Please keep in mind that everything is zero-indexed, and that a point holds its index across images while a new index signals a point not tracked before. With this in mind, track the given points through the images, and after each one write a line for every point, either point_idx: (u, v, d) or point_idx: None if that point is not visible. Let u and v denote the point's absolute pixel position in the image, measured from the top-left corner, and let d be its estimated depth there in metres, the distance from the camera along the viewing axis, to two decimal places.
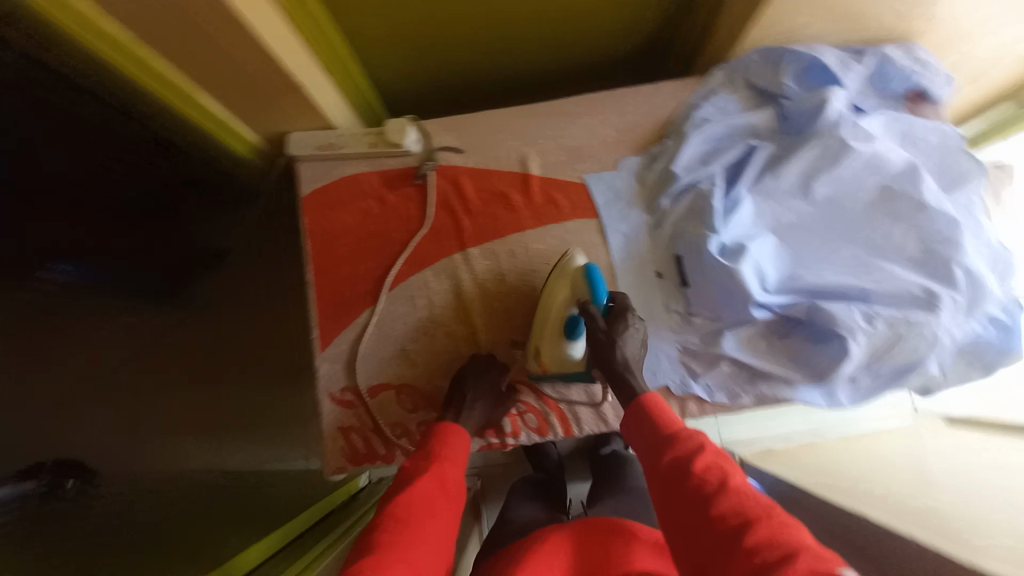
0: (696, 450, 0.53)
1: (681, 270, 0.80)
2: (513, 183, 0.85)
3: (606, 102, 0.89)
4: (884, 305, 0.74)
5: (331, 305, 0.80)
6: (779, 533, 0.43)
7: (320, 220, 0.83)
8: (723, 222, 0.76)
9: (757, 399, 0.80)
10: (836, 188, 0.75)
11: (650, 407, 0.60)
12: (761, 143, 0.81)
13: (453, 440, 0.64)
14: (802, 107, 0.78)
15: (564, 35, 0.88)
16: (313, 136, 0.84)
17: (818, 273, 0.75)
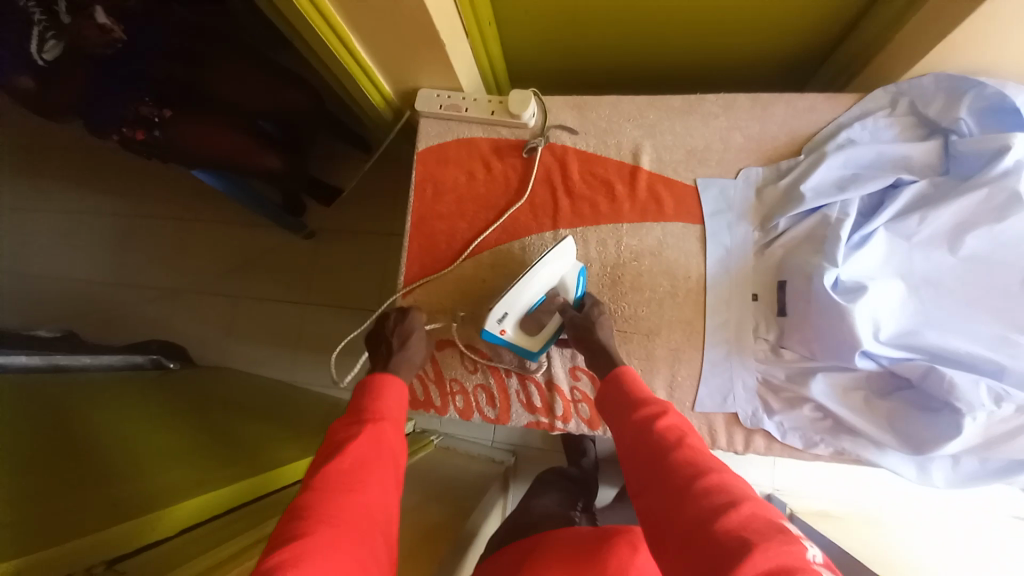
0: (660, 413, 0.54)
1: (782, 297, 0.74)
2: (619, 174, 0.83)
3: (744, 104, 0.81)
4: (1017, 388, 0.64)
5: (423, 256, 0.87)
6: (728, 485, 0.45)
7: (430, 176, 0.89)
8: (846, 256, 0.69)
9: (834, 451, 0.73)
10: (991, 247, 0.66)
11: (623, 381, 0.60)
12: (913, 180, 0.71)
13: (386, 392, 0.63)
14: (975, 148, 0.67)
15: (716, 27, 0.82)
16: (440, 95, 0.88)
17: (946, 336, 0.67)
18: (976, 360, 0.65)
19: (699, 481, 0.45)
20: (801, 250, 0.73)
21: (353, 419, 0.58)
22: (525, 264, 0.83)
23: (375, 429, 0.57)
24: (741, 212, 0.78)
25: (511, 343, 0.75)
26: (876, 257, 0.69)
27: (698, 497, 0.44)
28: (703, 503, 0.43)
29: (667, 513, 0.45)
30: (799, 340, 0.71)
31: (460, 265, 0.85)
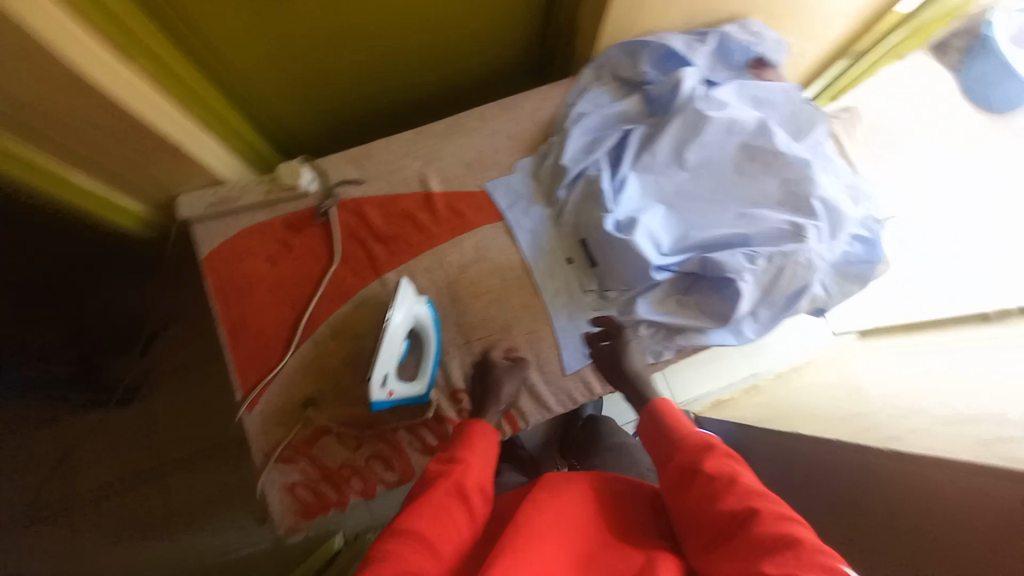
0: (705, 448, 0.59)
1: (588, 251, 0.85)
2: (417, 204, 0.87)
3: (494, 111, 0.93)
4: (763, 245, 0.81)
5: (253, 359, 0.80)
6: (778, 518, 0.47)
7: (229, 278, 0.82)
8: (614, 201, 0.83)
9: (677, 352, 0.88)
10: (704, 153, 0.84)
11: (665, 415, 0.68)
12: (634, 126, 0.88)
13: (483, 443, 0.65)
14: (662, 89, 0.87)
15: (443, 55, 0.91)
16: (203, 194, 0.83)
17: (706, 230, 0.83)
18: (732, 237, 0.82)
19: (731, 493, 0.52)
20: (584, 209, 0.85)
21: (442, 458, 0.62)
22: (365, 321, 0.80)
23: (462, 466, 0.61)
24: (528, 197, 0.89)
25: (401, 399, 0.75)
26: (634, 193, 0.85)
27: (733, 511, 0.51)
28: (738, 514, 0.50)
29: (722, 552, 0.49)
30: (614, 280, 0.83)
31: (297, 350, 0.80)
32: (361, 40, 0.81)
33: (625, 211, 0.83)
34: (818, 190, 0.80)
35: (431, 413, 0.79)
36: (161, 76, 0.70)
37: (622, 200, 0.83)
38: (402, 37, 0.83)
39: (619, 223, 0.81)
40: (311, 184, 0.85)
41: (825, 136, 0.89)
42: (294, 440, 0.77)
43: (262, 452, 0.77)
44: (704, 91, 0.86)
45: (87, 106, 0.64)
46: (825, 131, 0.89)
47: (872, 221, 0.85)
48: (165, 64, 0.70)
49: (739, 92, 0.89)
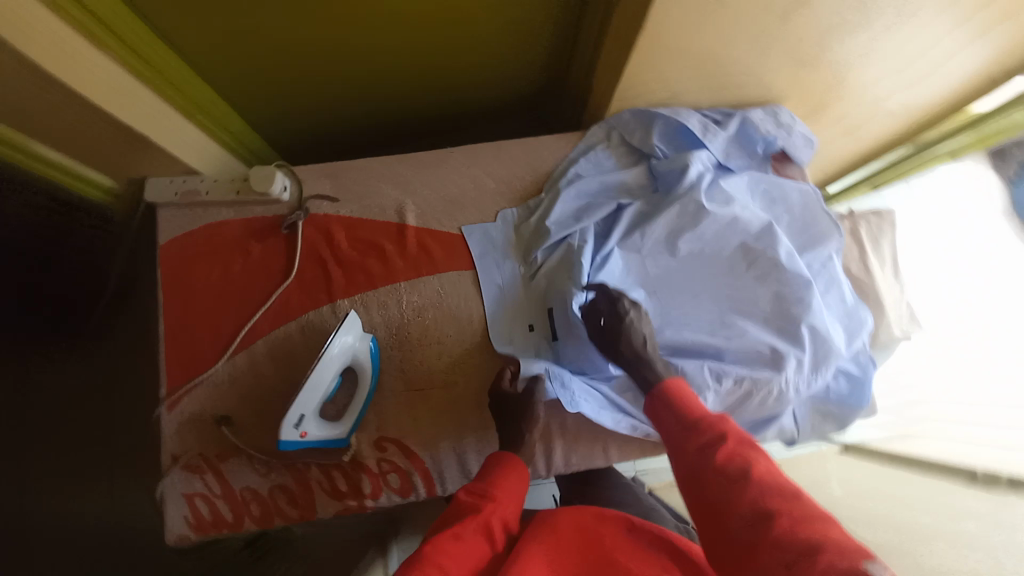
0: (719, 438, 0.58)
1: (551, 321, 0.80)
2: (388, 234, 0.83)
3: (487, 151, 0.89)
4: (736, 364, 0.76)
5: (186, 362, 0.77)
6: (801, 526, 0.46)
7: (179, 272, 0.80)
8: (591, 278, 0.78)
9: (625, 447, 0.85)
10: (699, 245, 0.78)
11: (677, 397, 0.66)
12: (631, 200, 0.83)
13: (511, 480, 0.64)
14: (669, 168, 0.81)
15: (446, 78, 0.89)
16: (171, 181, 0.81)
17: (682, 331, 0.78)
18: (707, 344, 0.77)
19: (753, 490, 0.51)
20: (557, 279, 0.79)
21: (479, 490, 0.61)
22: (304, 347, 0.78)
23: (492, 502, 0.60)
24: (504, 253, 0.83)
25: (316, 442, 0.71)
26: (614, 274, 0.79)
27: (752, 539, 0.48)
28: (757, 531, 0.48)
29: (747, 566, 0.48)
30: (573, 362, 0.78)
31: (229, 361, 0.77)
32: (360, 52, 0.79)
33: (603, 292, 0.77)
34: (810, 318, 0.74)
35: (348, 457, 0.74)
36: (136, 59, 0.68)
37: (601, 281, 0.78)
38: (403, 49, 0.81)
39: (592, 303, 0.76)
40: (283, 190, 0.82)
41: (839, 252, 0.82)
42: (205, 451, 0.75)
43: (170, 457, 0.74)
44: (712, 182, 0.80)
45: (53, 99, 0.61)
46: (839, 247, 0.82)
47: (866, 357, 0.79)
48: (142, 53, 0.69)
49: (750, 186, 0.83)
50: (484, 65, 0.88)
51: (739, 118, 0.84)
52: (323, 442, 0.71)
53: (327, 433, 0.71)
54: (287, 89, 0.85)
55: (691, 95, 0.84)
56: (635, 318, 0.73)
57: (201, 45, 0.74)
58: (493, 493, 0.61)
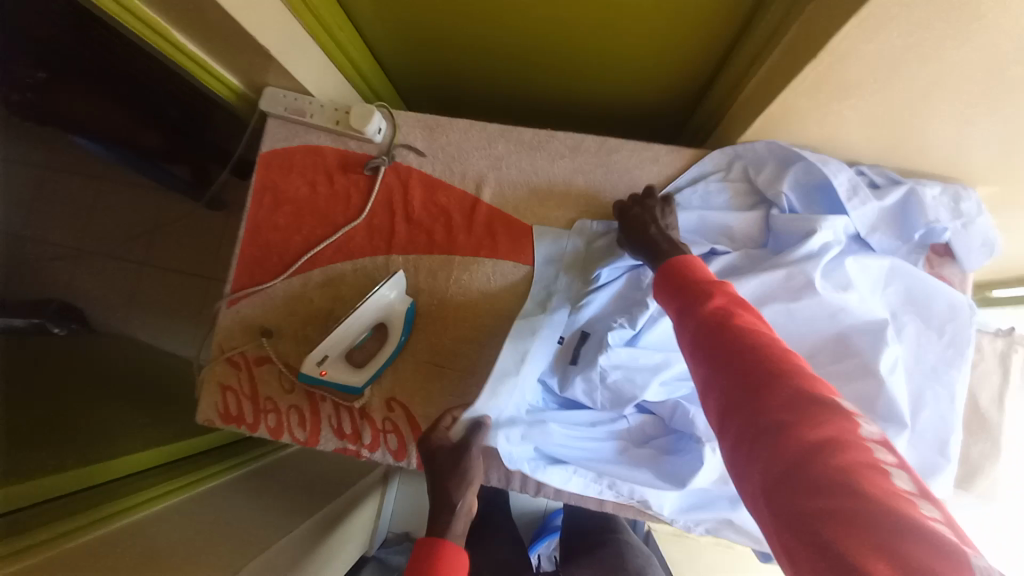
0: (728, 305, 0.47)
1: (578, 348, 0.72)
2: (461, 204, 0.80)
3: (592, 144, 0.79)
4: None
5: (251, 266, 0.82)
6: (826, 394, 0.37)
7: (269, 182, 0.84)
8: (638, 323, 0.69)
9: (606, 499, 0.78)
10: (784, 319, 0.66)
11: (685, 265, 0.55)
12: (728, 249, 0.71)
13: (458, 571, 0.60)
14: (788, 227, 0.67)
15: (576, 58, 0.79)
16: (285, 95, 0.83)
17: None
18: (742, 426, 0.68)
19: (817, 427, 0.35)
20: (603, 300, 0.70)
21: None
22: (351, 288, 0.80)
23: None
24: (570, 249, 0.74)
25: (332, 382, 0.72)
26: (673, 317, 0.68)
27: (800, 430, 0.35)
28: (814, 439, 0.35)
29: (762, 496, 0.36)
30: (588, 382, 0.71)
31: (286, 279, 0.81)
32: (489, 10, 0.73)
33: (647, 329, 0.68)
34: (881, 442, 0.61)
35: (359, 404, 0.77)
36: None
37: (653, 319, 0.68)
38: (539, 20, 0.73)
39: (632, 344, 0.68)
40: (378, 133, 0.81)
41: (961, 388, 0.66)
42: (246, 352, 0.80)
43: (217, 348, 0.81)
44: (835, 258, 0.66)
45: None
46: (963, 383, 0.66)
47: None
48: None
49: (882, 276, 0.67)
50: (626, 56, 0.76)
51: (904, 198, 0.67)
52: (340, 384, 0.74)
53: (345, 379, 0.73)
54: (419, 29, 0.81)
55: (854, 148, 0.68)
56: (660, 211, 0.68)
57: None
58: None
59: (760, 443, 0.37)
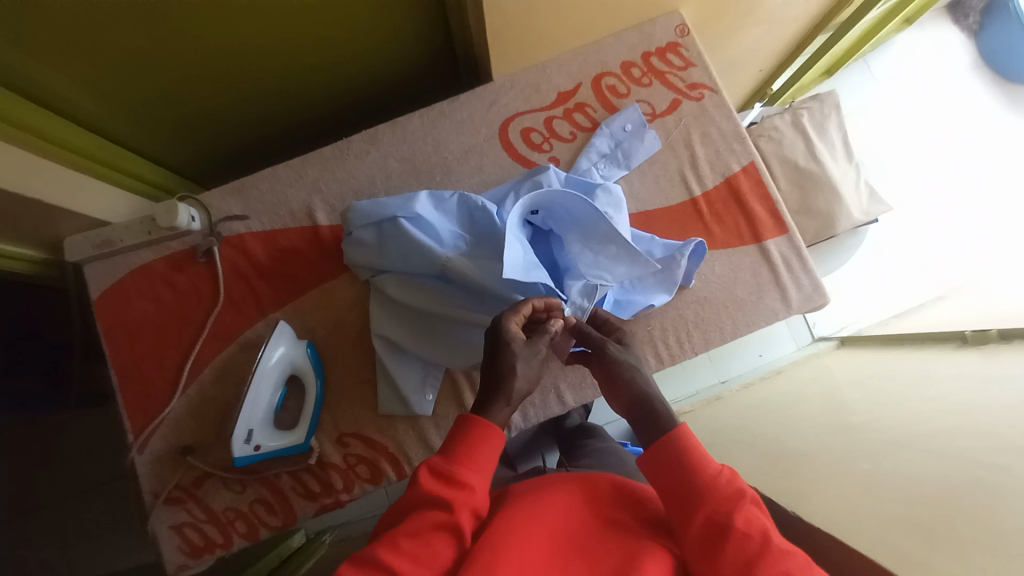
0: (735, 499, 0.53)
1: (397, 229, 0.75)
2: (304, 238, 0.84)
3: (382, 132, 0.86)
4: (420, 264, 0.75)
5: (140, 403, 0.80)
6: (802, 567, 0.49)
7: (115, 320, 0.82)
8: (448, 216, 0.77)
9: (405, 377, 0.78)
10: (548, 216, 0.76)
11: (683, 450, 0.57)
12: (546, 167, 0.80)
13: (483, 446, 0.57)
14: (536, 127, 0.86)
15: (321, 58, 0.85)
16: (86, 237, 0.82)
17: (471, 240, 0.76)
18: (564, 223, 0.76)
19: (752, 550, 0.50)
20: (404, 256, 0.76)
21: (445, 471, 0.56)
22: (245, 366, 0.81)
23: (462, 491, 0.54)
24: (376, 229, 0.77)
25: (275, 451, 0.73)
26: (488, 226, 0.75)
27: (755, 555, 0.49)
28: (767, 553, 0.49)
29: None
30: (448, 347, 0.77)
31: (183, 394, 0.80)
32: (222, 54, 0.78)
33: (464, 243, 0.75)
34: (465, 246, 0.75)
35: (313, 459, 0.77)
36: (16, 131, 0.72)
37: (460, 236, 0.76)
38: (268, 38, 0.78)
39: (449, 266, 0.73)
40: (192, 220, 0.82)
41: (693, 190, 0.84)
42: (182, 481, 0.78)
43: (151, 495, 0.78)
44: (603, 158, 0.84)
45: None
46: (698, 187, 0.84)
47: (426, 322, 0.78)
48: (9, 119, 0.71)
49: (626, 146, 0.84)
50: (359, 36, 0.83)
51: (593, 76, 0.87)
52: (281, 448, 0.74)
53: (280, 438, 0.74)
54: (170, 112, 0.87)
55: (579, 19, 0.81)
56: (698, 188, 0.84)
57: (58, 82, 0.74)
58: (459, 474, 0.55)
59: (709, 543, 0.52)
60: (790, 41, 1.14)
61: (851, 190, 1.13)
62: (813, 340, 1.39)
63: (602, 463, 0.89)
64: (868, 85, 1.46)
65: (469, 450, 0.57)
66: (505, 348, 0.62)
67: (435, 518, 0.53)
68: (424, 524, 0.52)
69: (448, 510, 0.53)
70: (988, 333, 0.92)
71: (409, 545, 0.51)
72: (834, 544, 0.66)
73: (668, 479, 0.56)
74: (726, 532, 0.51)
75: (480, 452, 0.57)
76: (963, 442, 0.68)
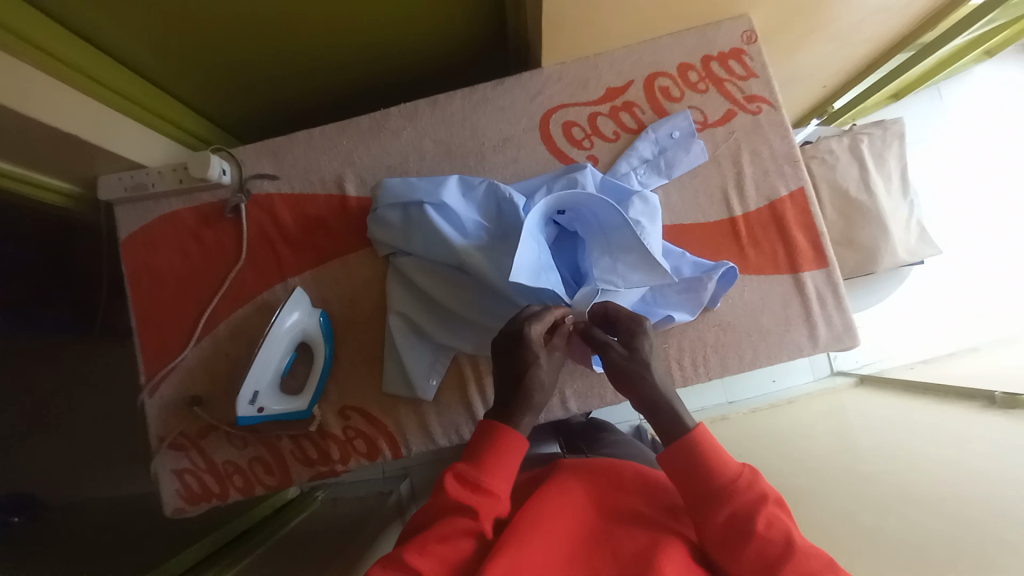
0: (757, 502, 0.53)
1: (421, 214, 0.74)
2: (330, 206, 0.83)
3: (421, 107, 0.84)
4: (441, 251, 0.74)
5: (156, 348, 0.82)
6: (826, 569, 0.49)
7: (140, 265, 0.84)
8: (474, 205, 0.75)
9: (414, 360, 0.77)
10: (576, 218, 0.74)
11: (703, 454, 0.56)
12: (583, 166, 0.77)
13: (508, 453, 0.56)
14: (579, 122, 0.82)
15: (368, 23, 0.83)
16: (121, 178, 0.83)
17: (495, 232, 0.74)
18: (590, 227, 0.73)
19: (775, 552, 0.50)
20: (425, 241, 0.75)
21: (473, 478, 0.55)
22: (259, 327, 0.81)
23: (487, 499, 0.54)
24: (401, 210, 0.77)
25: (278, 415, 0.74)
26: (513, 219, 0.73)
27: (776, 558, 0.49)
28: (790, 555, 0.50)
29: None
30: (460, 336, 0.77)
31: (197, 345, 0.81)
32: (270, 9, 0.77)
33: (486, 235, 0.74)
34: (487, 238, 0.73)
35: (313, 427, 0.78)
36: (62, 68, 0.72)
37: (483, 227, 0.74)
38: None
39: (467, 256, 0.72)
40: (223, 175, 0.82)
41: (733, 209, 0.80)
42: (188, 430, 0.80)
43: (157, 438, 0.80)
44: (644, 164, 0.80)
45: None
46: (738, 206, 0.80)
47: (440, 309, 0.77)
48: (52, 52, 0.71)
49: (671, 153, 0.80)
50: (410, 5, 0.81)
51: (646, 75, 0.83)
52: (285, 414, 0.75)
53: (285, 404, 0.75)
54: (215, 64, 0.86)
55: (641, 14, 0.76)
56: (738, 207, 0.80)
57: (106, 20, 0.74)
58: (485, 481, 0.54)
59: (731, 542, 0.52)
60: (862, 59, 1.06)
61: (900, 227, 1.07)
62: (831, 374, 1.35)
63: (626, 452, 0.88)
64: (936, 115, 1.36)
65: (494, 456, 0.56)
66: (527, 358, 0.59)
67: (461, 525, 0.52)
68: (450, 529, 0.52)
69: (475, 519, 0.53)
70: (1018, 398, 0.86)
71: (436, 550, 0.51)
72: None
73: (687, 480, 0.56)
74: (748, 533, 0.52)
75: (505, 460, 0.56)
76: (975, 512, 0.65)
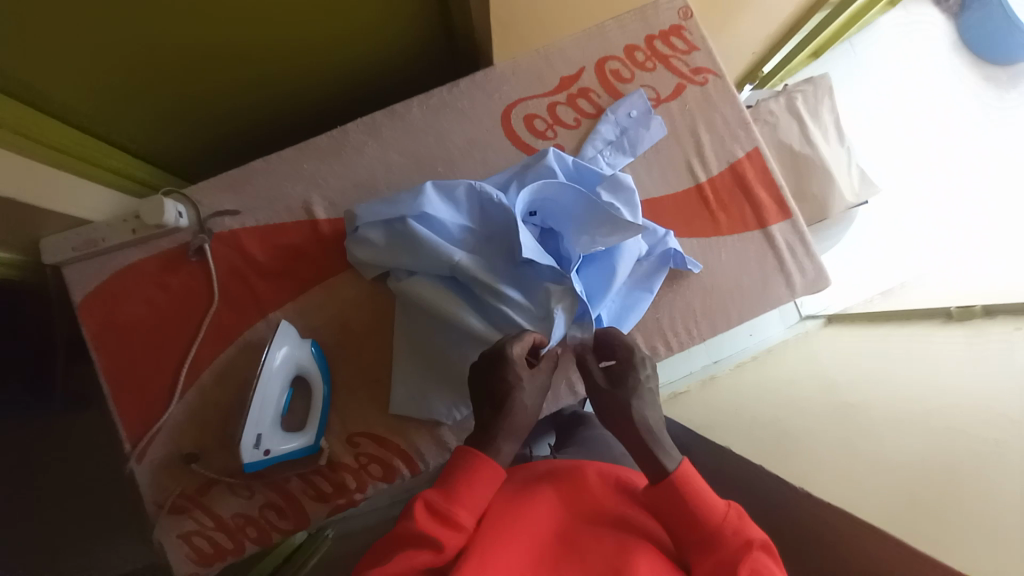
0: (744, 548, 0.51)
1: (404, 226, 0.73)
2: (302, 232, 0.80)
3: (379, 120, 0.83)
4: (426, 260, 0.72)
5: (136, 411, 0.77)
6: None
7: (103, 325, 0.78)
8: (456, 208, 0.74)
9: (422, 377, 0.76)
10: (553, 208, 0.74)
11: (686, 488, 0.55)
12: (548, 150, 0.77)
13: (483, 488, 0.55)
14: (542, 114, 0.84)
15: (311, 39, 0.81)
16: (69, 236, 0.78)
17: (483, 234, 0.75)
18: (563, 216, 0.74)
19: None
20: (411, 256, 0.73)
21: (443, 509, 0.53)
22: (247, 370, 0.78)
23: (456, 532, 0.52)
24: (384, 227, 0.75)
25: (285, 455, 0.71)
26: (500, 220, 0.74)
27: None
28: None
29: None
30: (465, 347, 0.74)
31: (182, 400, 0.77)
32: (210, 39, 0.74)
33: (472, 238, 0.74)
34: (473, 237, 0.74)
35: (324, 460, 0.75)
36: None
37: (469, 231, 0.74)
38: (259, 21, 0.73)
39: (464, 266, 0.71)
40: (180, 217, 0.78)
41: (702, 175, 0.84)
42: (187, 490, 0.75)
43: (154, 504, 0.75)
44: (608, 147, 0.83)
45: None
46: (704, 172, 0.84)
47: (440, 321, 0.75)
48: None
49: (632, 132, 0.83)
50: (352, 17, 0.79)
51: (595, 59, 0.85)
52: (292, 453, 0.72)
53: (291, 443, 0.72)
54: (156, 106, 0.82)
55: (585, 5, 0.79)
56: (704, 173, 0.84)
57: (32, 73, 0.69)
58: (458, 514, 0.53)
59: None
60: (787, 21, 1.14)
61: (844, 170, 1.15)
62: (801, 319, 1.43)
63: (586, 451, 0.87)
64: (856, 66, 1.47)
65: (467, 487, 0.55)
66: (508, 377, 0.61)
67: (425, 559, 0.50)
68: (483, 505, 0.55)
69: (440, 551, 0.51)
70: (973, 309, 0.95)
71: None
72: (844, 513, 0.68)
73: (671, 513, 0.55)
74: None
75: (477, 488, 0.55)
76: (959, 419, 0.71)
